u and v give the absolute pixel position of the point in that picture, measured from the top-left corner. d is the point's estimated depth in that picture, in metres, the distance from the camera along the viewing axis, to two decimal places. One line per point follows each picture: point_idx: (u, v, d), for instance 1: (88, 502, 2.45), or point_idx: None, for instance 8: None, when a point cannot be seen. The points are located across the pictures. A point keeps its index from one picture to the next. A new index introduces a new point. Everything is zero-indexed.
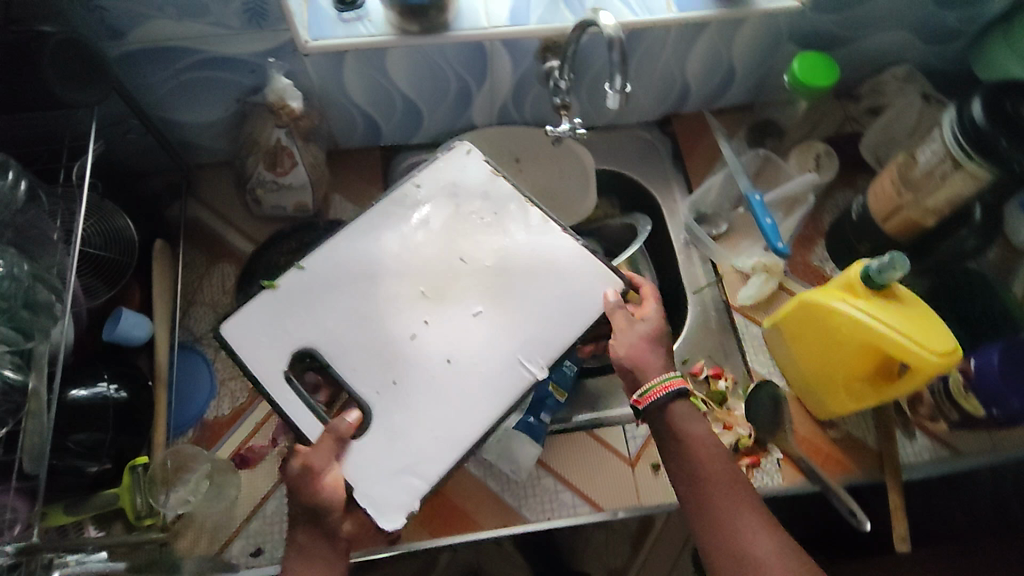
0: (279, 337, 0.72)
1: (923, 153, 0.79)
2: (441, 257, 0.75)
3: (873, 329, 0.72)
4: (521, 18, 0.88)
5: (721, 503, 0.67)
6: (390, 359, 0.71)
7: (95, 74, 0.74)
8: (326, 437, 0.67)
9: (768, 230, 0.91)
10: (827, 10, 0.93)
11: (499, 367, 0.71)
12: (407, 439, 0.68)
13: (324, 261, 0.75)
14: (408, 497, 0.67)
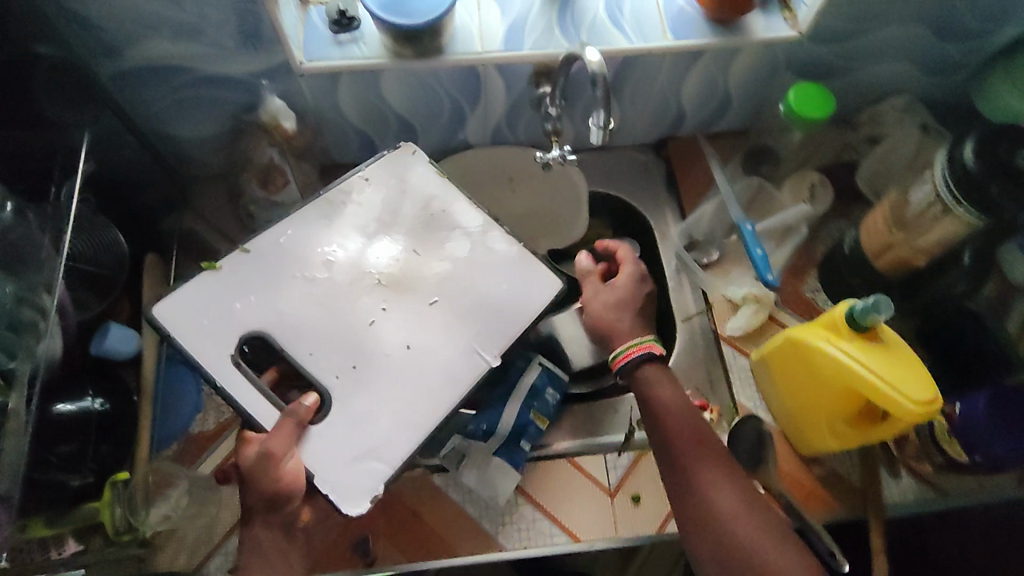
0: (230, 325, 0.78)
1: (914, 192, 0.79)
2: (391, 254, 0.84)
3: (860, 376, 0.72)
4: (515, 43, 0.88)
5: (697, 462, 0.71)
6: (344, 343, 0.79)
7: (86, 97, 0.80)
8: (288, 421, 0.72)
9: (758, 261, 0.91)
10: (826, 41, 0.92)
11: (447, 352, 0.79)
12: (369, 425, 0.75)
13: (267, 250, 0.82)
14: (371, 482, 0.72)
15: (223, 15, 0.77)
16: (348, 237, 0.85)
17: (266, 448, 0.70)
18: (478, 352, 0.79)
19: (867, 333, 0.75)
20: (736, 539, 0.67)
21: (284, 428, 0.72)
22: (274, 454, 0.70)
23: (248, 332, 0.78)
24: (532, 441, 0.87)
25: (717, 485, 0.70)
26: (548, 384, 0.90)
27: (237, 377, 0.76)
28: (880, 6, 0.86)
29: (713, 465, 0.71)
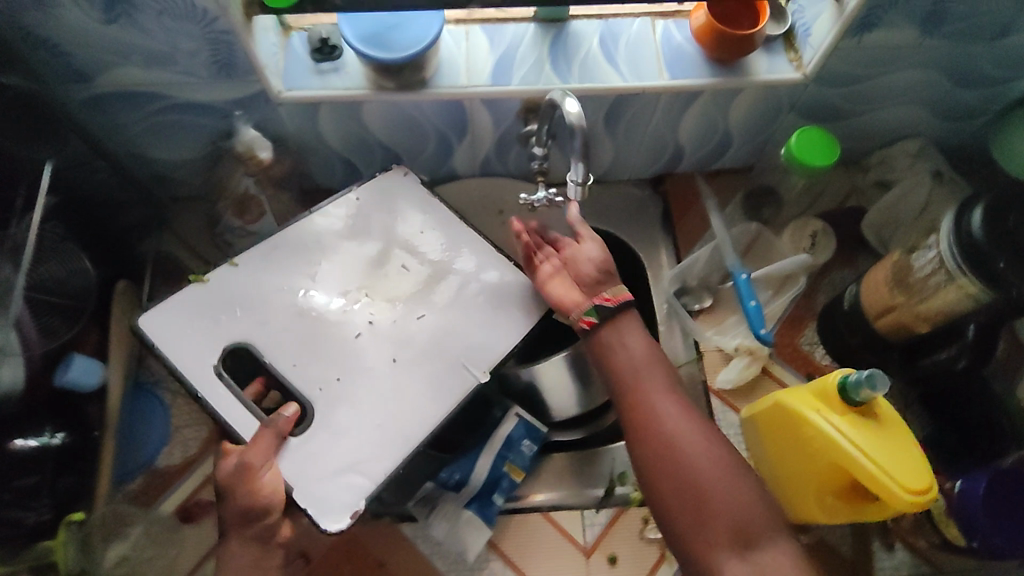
0: (212, 335, 0.77)
1: (917, 256, 0.74)
2: (381, 271, 0.83)
3: (849, 454, 0.68)
4: (503, 78, 0.84)
5: (660, 403, 0.70)
6: (331, 356, 0.78)
7: (43, 124, 0.78)
8: (266, 433, 0.70)
9: (751, 314, 0.88)
10: (833, 84, 0.87)
11: (437, 367, 0.78)
12: (350, 439, 0.73)
13: (257, 263, 0.82)
14: (352, 497, 0.70)
15: (196, 44, 0.74)
16: (337, 248, 0.84)
17: (244, 460, 0.67)
18: (466, 367, 0.78)
19: (862, 408, 0.71)
20: (698, 479, 0.64)
21: (262, 440, 0.69)
22: (252, 466, 0.67)
23: (231, 343, 0.77)
24: (505, 494, 0.84)
25: (681, 427, 0.68)
26: (525, 435, 0.87)
27: (219, 387, 0.74)
28: (891, 50, 0.82)
29: (675, 408, 0.69)
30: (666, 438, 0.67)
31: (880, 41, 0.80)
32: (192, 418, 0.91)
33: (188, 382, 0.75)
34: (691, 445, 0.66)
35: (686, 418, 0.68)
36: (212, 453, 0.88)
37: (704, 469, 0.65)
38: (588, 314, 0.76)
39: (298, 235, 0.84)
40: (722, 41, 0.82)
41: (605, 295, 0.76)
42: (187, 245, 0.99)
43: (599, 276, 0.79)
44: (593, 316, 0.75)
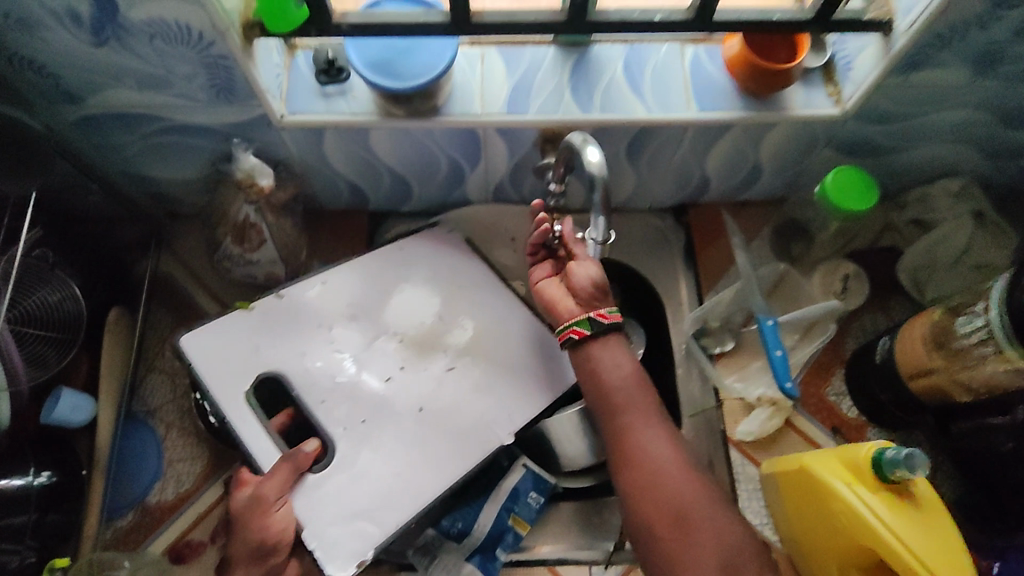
0: (246, 362, 0.78)
1: (962, 322, 0.70)
2: (417, 318, 0.84)
3: (884, 540, 0.64)
4: (520, 105, 0.78)
5: (642, 429, 0.71)
6: (362, 399, 0.78)
7: (30, 146, 0.73)
8: (284, 466, 0.71)
9: (777, 365, 0.82)
10: (873, 121, 0.81)
11: (467, 424, 0.77)
12: (364, 485, 0.73)
13: (300, 299, 0.82)
14: (360, 546, 0.70)
15: (191, 68, 0.69)
16: (375, 292, 0.84)
17: (258, 492, 0.70)
18: (491, 427, 0.77)
19: (897, 487, 0.67)
20: (675, 501, 0.66)
21: (278, 473, 0.71)
22: (264, 499, 0.69)
23: (265, 372, 0.78)
24: (508, 549, 0.80)
25: (661, 449, 0.70)
26: (532, 487, 0.82)
27: (247, 417, 0.75)
28: (940, 88, 0.76)
29: (656, 429, 0.71)
30: (646, 461, 0.69)
31: (929, 80, 0.75)
32: (186, 452, 0.87)
33: (215, 402, 0.76)
34: (669, 467, 0.68)
35: (666, 440, 0.71)
36: (207, 489, 0.85)
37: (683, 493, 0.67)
38: (580, 326, 0.74)
39: (338, 277, 0.84)
40: (756, 75, 0.76)
41: (600, 311, 0.74)
42: (189, 267, 0.95)
43: (595, 291, 0.75)
44: (585, 328, 0.74)
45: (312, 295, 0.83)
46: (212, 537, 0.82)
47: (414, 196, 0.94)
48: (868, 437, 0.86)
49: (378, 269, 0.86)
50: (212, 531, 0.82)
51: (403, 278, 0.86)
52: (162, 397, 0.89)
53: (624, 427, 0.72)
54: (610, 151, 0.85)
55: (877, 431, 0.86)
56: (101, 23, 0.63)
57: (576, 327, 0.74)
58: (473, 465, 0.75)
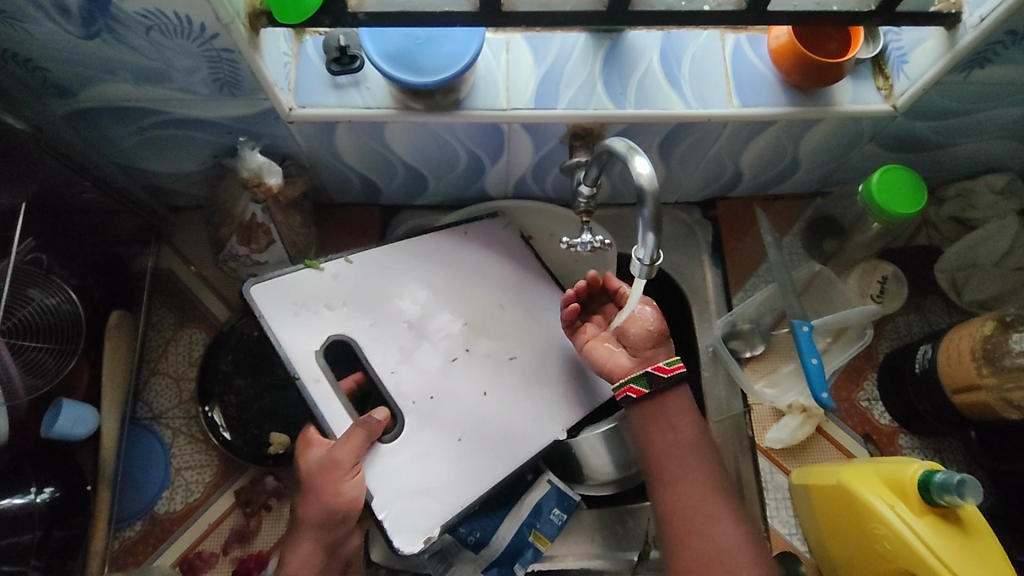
0: (316, 323, 0.74)
1: (1016, 338, 0.68)
2: (482, 300, 0.82)
3: (929, 564, 0.61)
4: (548, 99, 0.73)
5: (679, 449, 0.69)
6: (431, 375, 0.76)
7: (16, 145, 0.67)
8: (358, 432, 0.67)
9: (812, 373, 0.74)
10: (924, 118, 0.76)
11: (525, 421, 0.76)
12: (413, 470, 0.71)
13: (372, 267, 0.79)
14: (428, 522, 0.69)
15: (192, 62, 0.63)
16: (440, 272, 0.81)
17: (332, 456, 0.67)
18: (550, 420, 0.77)
19: (943, 510, 0.64)
20: (714, 545, 0.63)
21: (353, 439, 0.67)
22: (338, 465, 0.66)
23: (335, 334, 0.74)
24: (527, 565, 0.78)
25: (707, 487, 0.67)
26: (555, 504, 0.79)
27: (320, 376, 0.71)
28: (999, 86, 0.72)
29: (703, 464, 0.68)
30: (686, 494, 0.67)
31: (989, 77, 0.70)
32: (196, 461, 0.83)
33: (287, 364, 0.71)
34: (713, 507, 0.65)
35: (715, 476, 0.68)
36: (218, 497, 0.82)
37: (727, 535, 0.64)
38: (636, 384, 0.70)
39: (401, 255, 0.81)
40: (805, 68, 0.70)
41: (657, 365, 0.70)
42: (191, 264, 0.91)
43: (652, 340, 0.74)
44: (641, 385, 0.70)
45: (378, 273, 0.79)
46: (224, 547, 0.80)
47: (430, 188, 0.89)
48: (900, 445, 0.84)
49: (437, 249, 0.83)
50: (224, 541, 0.80)
51: (465, 261, 0.83)
52: (169, 401, 0.85)
53: (663, 458, 0.69)
54: (642, 146, 0.80)
55: (908, 438, 0.84)
56: (92, 15, 0.56)
57: (633, 385, 0.70)
58: (529, 459, 0.74)
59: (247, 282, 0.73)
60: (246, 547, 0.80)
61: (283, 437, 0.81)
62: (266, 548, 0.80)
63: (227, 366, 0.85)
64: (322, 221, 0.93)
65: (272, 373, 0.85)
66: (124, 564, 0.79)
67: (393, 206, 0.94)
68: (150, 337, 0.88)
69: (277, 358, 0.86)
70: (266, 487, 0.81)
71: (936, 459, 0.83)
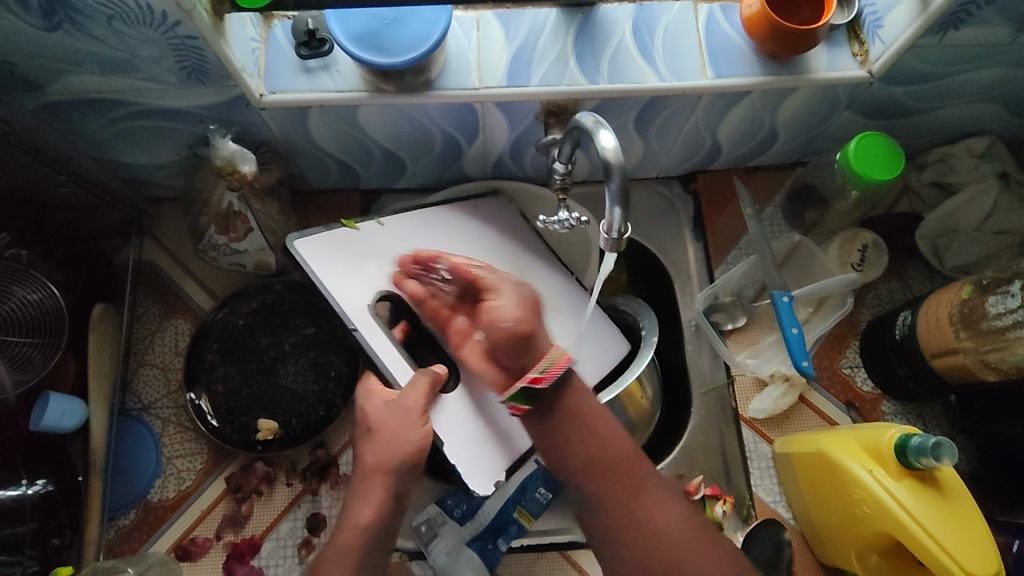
0: (361, 278, 0.74)
1: (993, 301, 0.69)
2: (509, 262, 0.83)
3: (908, 528, 0.62)
4: (521, 77, 0.72)
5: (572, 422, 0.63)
6: None
7: None
8: (423, 380, 0.68)
9: (792, 343, 0.75)
10: (900, 83, 0.76)
11: None
12: (472, 413, 0.73)
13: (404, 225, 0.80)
14: (494, 465, 0.72)
15: (157, 50, 0.62)
16: (462, 238, 0.82)
17: (402, 403, 0.67)
18: None
19: (920, 473, 0.65)
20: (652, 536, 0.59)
21: (418, 386, 0.68)
22: (410, 411, 0.66)
23: (385, 290, 0.74)
24: (511, 540, 0.78)
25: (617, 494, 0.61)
26: (540, 482, 0.80)
27: (376, 328, 0.72)
28: (974, 47, 0.71)
29: (596, 432, 0.63)
30: (597, 462, 0.62)
31: (966, 39, 0.70)
32: (187, 449, 0.84)
33: (340, 315, 0.71)
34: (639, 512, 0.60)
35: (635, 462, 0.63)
36: (210, 484, 0.82)
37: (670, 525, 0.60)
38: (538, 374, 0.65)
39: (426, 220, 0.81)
40: (776, 36, 0.69)
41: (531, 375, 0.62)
42: (174, 256, 0.91)
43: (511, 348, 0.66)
44: (520, 402, 0.64)
45: (405, 234, 0.79)
46: (217, 533, 0.80)
47: (409, 171, 0.89)
48: (883, 411, 0.84)
49: (449, 219, 0.83)
50: (217, 527, 0.80)
51: (475, 231, 0.83)
52: (158, 391, 0.86)
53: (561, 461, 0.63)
54: (618, 121, 0.79)
55: (891, 404, 0.84)
56: (51, 6, 0.56)
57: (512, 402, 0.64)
58: None
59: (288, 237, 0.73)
60: (239, 532, 0.80)
61: (272, 423, 0.82)
62: (258, 533, 0.81)
63: (213, 356, 0.85)
64: (303, 208, 0.93)
65: (259, 359, 0.86)
66: (120, 552, 0.80)
67: (373, 191, 0.94)
68: (136, 329, 0.88)
69: (261, 345, 0.86)
70: (255, 473, 0.82)
71: (919, 425, 0.83)
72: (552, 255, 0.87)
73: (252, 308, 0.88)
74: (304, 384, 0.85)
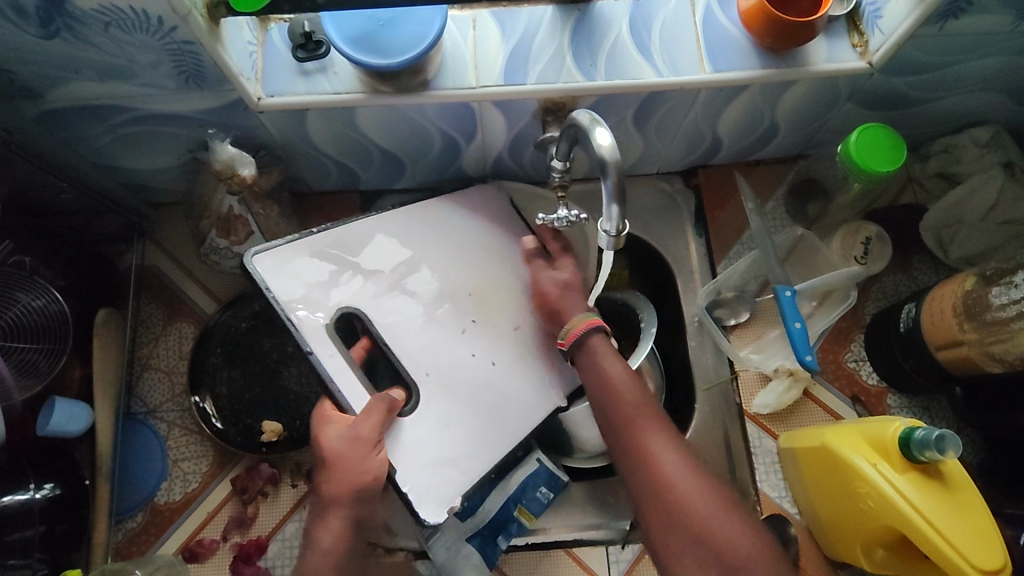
0: (323, 294, 0.73)
1: (997, 292, 0.68)
2: (486, 268, 0.82)
3: (912, 521, 0.62)
4: (517, 75, 0.72)
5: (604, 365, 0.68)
6: (439, 348, 0.76)
7: None
8: (378, 408, 0.68)
9: (795, 338, 0.74)
10: (902, 73, 0.75)
11: (527, 397, 0.77)
12: (433, 438, 0.71)
13: (371, 231, 0.78)
14: (451, 491, 0.70)
15: (155, 56, 0.63)
16: (432, 243, 0.81)
17: (355, 433, 0.67)
18: (550, 390, 0.79)
19: (924, 466, 0.64)
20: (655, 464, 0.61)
21: (373, 415, 0.67)
22: (363, 440, 0.67)
23: (346, 307, 0.73)
24: (511, 538, 0.78)
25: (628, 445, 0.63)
26: (542, 482, 0.80)
27: (332, 350, 0.71)
28: (976, 36, 0.70)
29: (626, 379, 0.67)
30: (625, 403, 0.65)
31: (967, 27, 0.69)
32: (193, 452, 0.84)
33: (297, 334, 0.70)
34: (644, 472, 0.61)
35: (654, 428, 0.63)
36: (218, 486, 0.83)
37: (677, 475, 0.60)
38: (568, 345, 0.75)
39: (398, 224, 0.80)
40: (775, 31, 0.69)
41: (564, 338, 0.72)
42: (177, 260, 0.92)
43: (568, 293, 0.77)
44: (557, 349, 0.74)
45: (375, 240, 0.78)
46: (224, 534, 0.81)
47: (408, 171, 0.89)
48: (889, 404, 0.83)
49: (418, 222, 0.81)
50: (224, 529, 0.81)
51: (450, 235, 0.82)
52: (162, 394, 0.87)
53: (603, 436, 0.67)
54: (617, 118, 0.79)
55: (897, 398, 0.84)
56: (48, 14, 0.57)
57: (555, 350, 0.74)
58: (524, 436, 0.76)
59: (247, 254, 0.72)
60: (245, 533, 0.81)
61: (276, 424, 0.82)
62: (265, 533, 0.81)
63: (216, 358, 0.86)
64: (305, 210, 0.93)
65: (262, 361, 0.86)
66: (128, 553, 0.80)
67: (374, 191, 0.94)
68: (140, 334, 0.89)
69: (265, 347, 0.87)
70: (261, 474, 0.82)
71: (925, 418, 0.83)
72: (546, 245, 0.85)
73: (255, 311, 0.88)
74: (307, 385, 0.86)
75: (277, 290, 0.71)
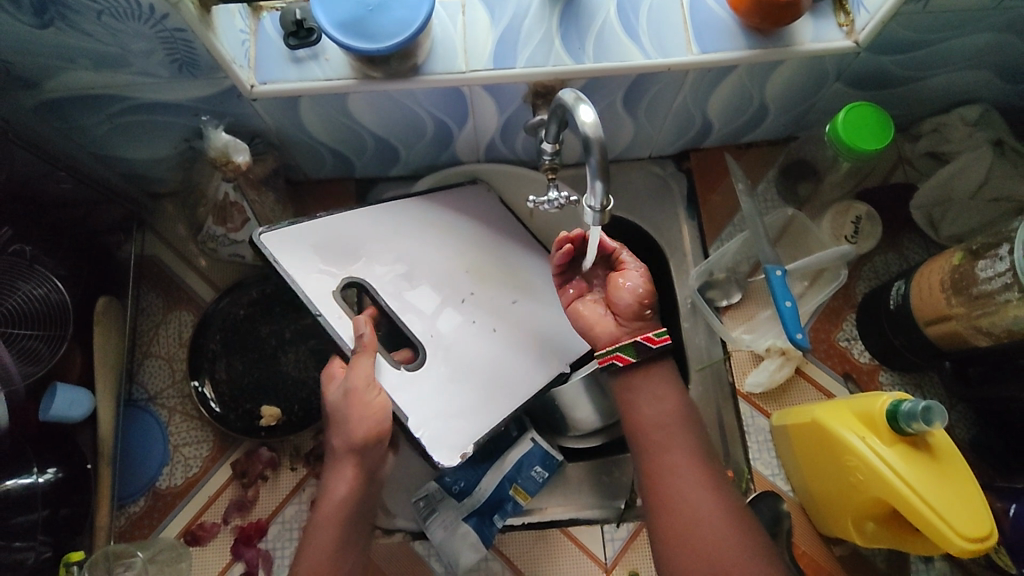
0: (328, 263, 0.75)
1: (983, 266, 0.68)
2: (477, 250, 0.84)
3: (901, 495, 0.62)
4: (507, 59, 0.73)
5: (639, 388, 0.72)
6: (442, 315, 0.78)
7: None
8: (362, 357, 0.69)
9: (786, 316, 0.75)
10: (888, 52, 0.76)
11: (527, 363, 0.80)
12: (440, 393, 0.74)
13: (368, 219, 0.80)
14: (462, 440, 0.72)
15: (147, 44, 0.64)
16: (429, 224, 0.83)
17: (347, 385, 0.69)
18: (547, 360, 0.81)
19: (913, 439, 0.65)
20: (667, 476, 0.67)
21: (360, 364, 0.69)
22: (355, 390, 0.68)
23: (351, 278, 0.75)
24: (506, 517, 0.79)
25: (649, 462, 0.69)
26: (537, 461, 0.81)
27: (340, 313, 0.73)
28: (961, 13, 0.71)
29: (662, 402, 0.71)
30: (650, 421, 0.71)
31: (951, 5, 0.69)
32: (194, 437, 0.86)
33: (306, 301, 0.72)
34: (649, 474, 0.69)
35: (677, 451, 0.69)
36: (218, 470, 0.84)
37: (678, 480, 0.67)
38: (624, 353, 0.71)
39: (398, 209, 0.82)
40: (760, 11, 0.69)
41: (647, 336, 0.72)
42: (176, 249, 0.93)
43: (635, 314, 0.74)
44: (629, 355, 0.71)
45: (374, 221, 0.80)
46: (224, 517, 0.82)
47: (402, 158, 0.91)
48: (881, 381, 0.84)
49: (413, 208, 0.83)
50: (224, 512, 0.82)
51: (445, 220, 0.84)
52: (163, 381, 0.88)
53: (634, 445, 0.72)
54: (607, 101, 0.80)
55: (889, 374, 0.84)
56: (42, 3, 0.58)
57: (620, 354, 0.71)
58: (527, 399, 0.78)
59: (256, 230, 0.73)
60: (246, 516, 0.82)
61: (274, 409, 0.84)
62: (265, 516, 0.82)
63: (215, 345, 0.88)
64: (301, 199, 0.94)
65: (261, 348, 0.88)
66: (131, 537, 0.81)
67: (368, 179, 0.96)
68: (141, 322, 0.90)
69: (263, 333, 0.89)
70: (261, 458, 0.83)
71: (917, 395, 0.83)
72: (534, 242, 0.89)
73: (253, 299, 0.90)
74: (304, 371, 0.88)
75: (282, 262, 0.72)
